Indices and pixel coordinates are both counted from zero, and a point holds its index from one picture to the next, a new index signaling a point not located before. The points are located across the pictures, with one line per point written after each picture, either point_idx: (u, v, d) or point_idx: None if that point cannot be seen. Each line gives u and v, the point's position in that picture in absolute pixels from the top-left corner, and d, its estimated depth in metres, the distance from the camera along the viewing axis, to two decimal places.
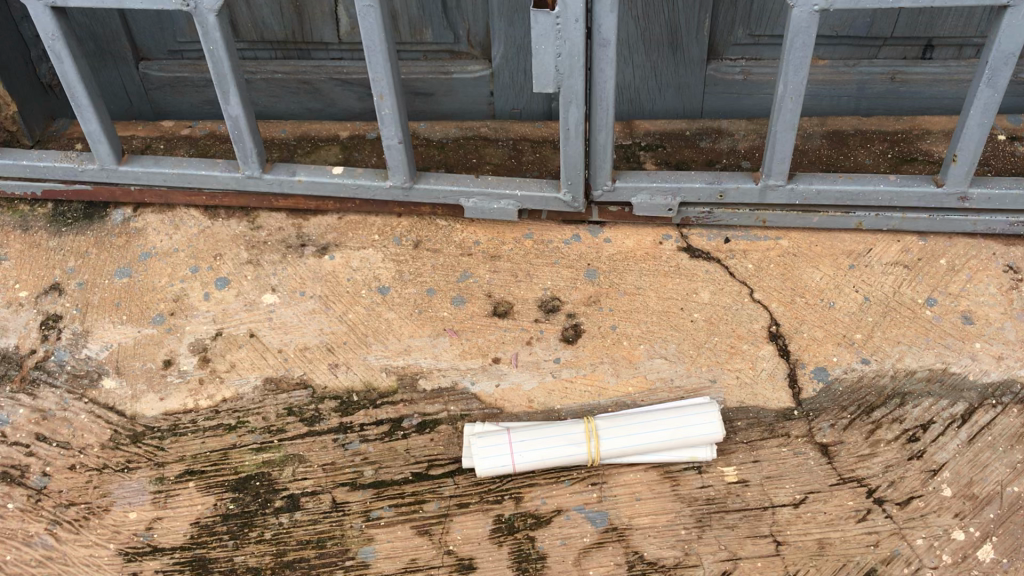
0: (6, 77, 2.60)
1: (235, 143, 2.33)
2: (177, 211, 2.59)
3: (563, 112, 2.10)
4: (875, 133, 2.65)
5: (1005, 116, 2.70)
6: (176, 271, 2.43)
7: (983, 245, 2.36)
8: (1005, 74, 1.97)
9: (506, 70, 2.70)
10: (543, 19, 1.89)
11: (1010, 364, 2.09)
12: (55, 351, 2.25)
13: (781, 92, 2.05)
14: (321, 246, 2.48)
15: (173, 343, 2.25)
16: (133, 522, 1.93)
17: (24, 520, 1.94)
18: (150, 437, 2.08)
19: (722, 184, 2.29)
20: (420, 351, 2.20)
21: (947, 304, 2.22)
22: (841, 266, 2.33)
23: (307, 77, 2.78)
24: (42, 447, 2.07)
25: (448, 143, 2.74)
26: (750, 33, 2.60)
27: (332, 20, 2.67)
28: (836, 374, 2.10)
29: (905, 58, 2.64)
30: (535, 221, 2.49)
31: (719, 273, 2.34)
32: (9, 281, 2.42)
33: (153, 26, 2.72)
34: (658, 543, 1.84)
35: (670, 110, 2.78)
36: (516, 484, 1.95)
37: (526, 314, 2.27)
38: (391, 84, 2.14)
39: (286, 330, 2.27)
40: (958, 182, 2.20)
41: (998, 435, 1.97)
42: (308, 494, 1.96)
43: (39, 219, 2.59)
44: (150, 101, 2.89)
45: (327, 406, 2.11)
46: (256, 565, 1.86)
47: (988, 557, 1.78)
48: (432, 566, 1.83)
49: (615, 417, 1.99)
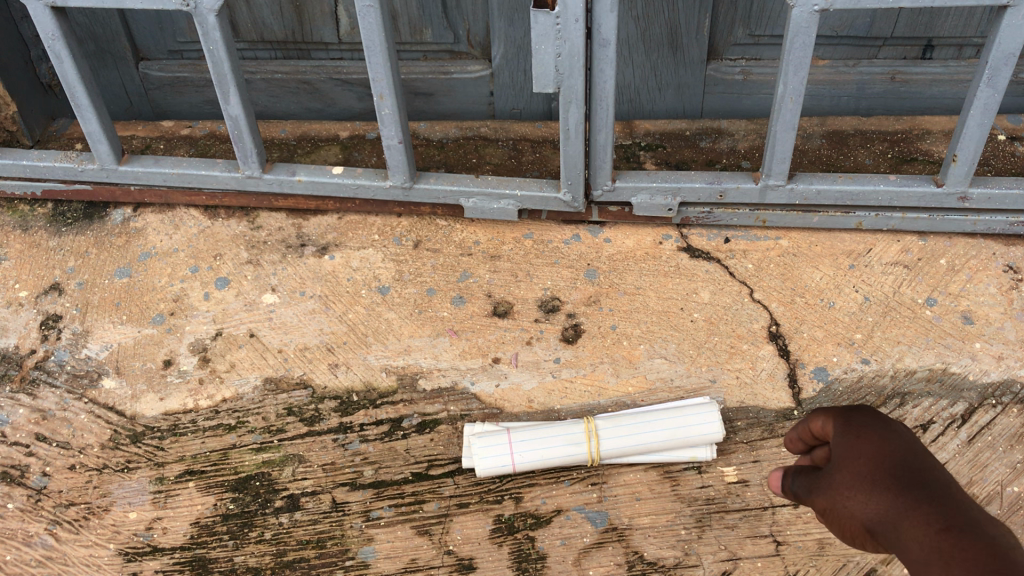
0: (6, 77, 2.59)
1: (234, 143, 2.34)
2: (177, 211, 2.60)
3: (563, 112, 2.10)
4: (875, 134, 2.65)
5: (1005, 115, 2.69)
6: (176, 271, 2.43)
7: (983, 245, 2.36)
8: (1005, 74, 1.97)
9: (507, 70, 2.70)
10: (542, 19, 1.89)
11: (1010, 364, 2.09)
12: (55, 351, 2.25)
13: (781, 92, 2.05)
14: (321, 246, 2.48)
15: (173, 343, 2.25)
16: (133, 523, 1.93)
17: (24, 520, 1.94)
18: (151, 437, 2.08)
19: (722, 184, 2.29)
20: (420, 351, 2.20)
21: (947, 304, 2.22)
22: (841, 266, 2.33)
23: (307, 77, 2.78)
24: (43, 446, 2.07)
25: (448, 143, 2.75)
26: (749, 33, 2.60)
27: (332, 20, 2.66)
28: (836, 374, 2.10)
29: (905, 58, 2.64)
30: (535, 221, 2.49)
31: (719, 273, 2.34)
32: (9, 281, 2.42)
33: (153, 26, 2.72)
34: (658, 543, 1.84)
35: (670, 110, 2.78)
36: (516, 484, 1.96)
37: (526, 314, 2.27)
38: (392, 84, 2.14)
39: (286, 330, 2.27)
40: (958, 182, 2.20)
41: (999, 435, 1.97)
42: (308, 494, 1.96)
43: (39, 219, 2.59)
44: (150, 101, 2.90)
45: (327, 406, 2.11)
46: (256, 565, 1.86)
47: None
48: (432, 566, 1.83)
49: (615, 417, 1.98)
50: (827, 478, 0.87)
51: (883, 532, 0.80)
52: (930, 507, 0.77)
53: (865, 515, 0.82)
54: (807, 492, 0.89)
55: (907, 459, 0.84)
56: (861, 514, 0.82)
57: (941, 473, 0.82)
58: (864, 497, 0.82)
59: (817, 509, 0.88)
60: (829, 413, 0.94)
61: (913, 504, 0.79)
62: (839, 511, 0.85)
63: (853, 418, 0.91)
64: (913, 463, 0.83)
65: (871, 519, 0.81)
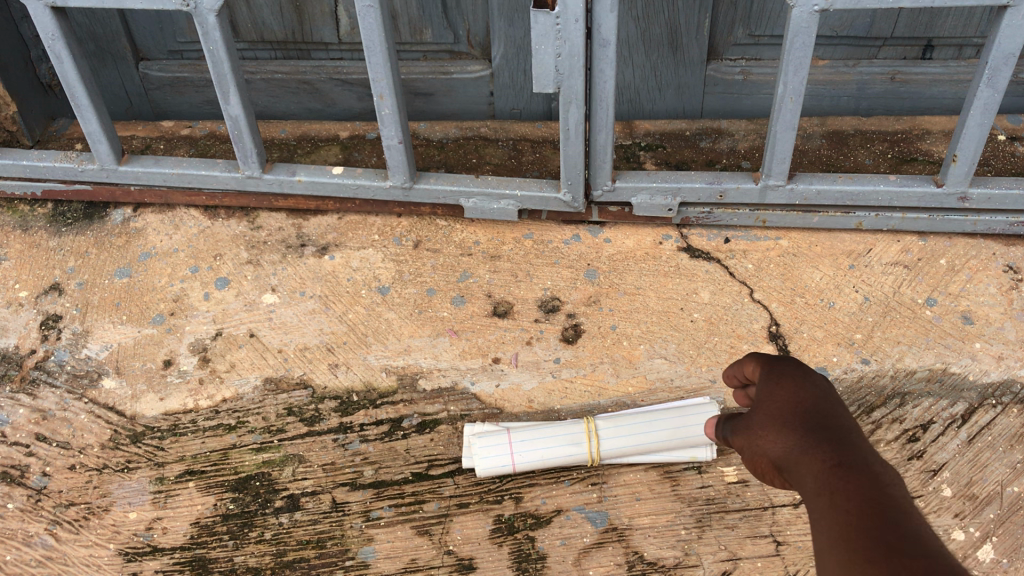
0: (6, 77, 2.59)
1: (235, 143, 2.34)
2: (177, 211, 2.60)
3: (563, 112, 2.10)
4: (875, 134, 2.65)
5: (1005, 115, 2.69)
6: (176, 271, 2.43)
7: (983, 245, 2.36)
8: (1005, 74, 1.97)
9: (507, 70, 2.70)
10: (542, 19, 1.89)
11: (1010, 364, 2.09)
12: (55, 351, 2.25)
13: (781, 92, 2.05)
14: (321, 246, 2.48)
15: (173, 343, 2.25)
16: (133, 523, 1.93)
17: (24, 520, 1.94)
18: (151, 437, 2.08)
19: (722, 184, 2.29)
20: (420, 351, 2.20)
21: (947, 304, 2.22)
22: (841, 266, 2.33)
23: (307, 77, 2.78)
24: (42, 446, 2.07)
25: (448, 143, 2.75)
26: (749, 33, 2.60)
27: (332, 20, 2.66)
28: (836, 374, 2.10)
29: (905, 58, 2.64)
30: (535, 221, 2.49)
31: (719, 273, 2.34)
32: (9, 281, 2.42)
33: (153, 26, 2.72)
34: (658, 543, 1.84)
35: (670, 110, 2.78)
36: (516, 484, 1.96)
37: (526, 314, 2.27)
38: (392, 84, 2.14)
39: (286, 330, 2.27)
40: (958, 182, 2.21)
41: (999, 435, 1.97)
42: (308, 494, 1.96)
43: (39, 219, 2.59)
44: (150, 101, 2.90)
45: (327, 406, 2.11)
46: (256, 565, 1.86)
47: (988, 557, 1.78)
48: (432, 566, 1.83)
49: (615, 417, 1.97)
50: (749, 421, 1.08)
51: (786, 466, 0.99)
52: (823, 444, 0.97)
53: (773, 452, 1.02)
54: (735, 432, 1.10)
55: (815, 407, 1.03)
56: (770, 451, 1.02)
57: (840, 419, 1.01)
58: (775, 437, 1.02)
59: (741, 446, 1.09)
60: (759, 362, 1.14)
61: (812, 444, 0.98)
62: (755, 447, 1.05)
63: (779, 369, 1.11)
64: (820, 412, 1.02)
65: (778, 456, 1.01)
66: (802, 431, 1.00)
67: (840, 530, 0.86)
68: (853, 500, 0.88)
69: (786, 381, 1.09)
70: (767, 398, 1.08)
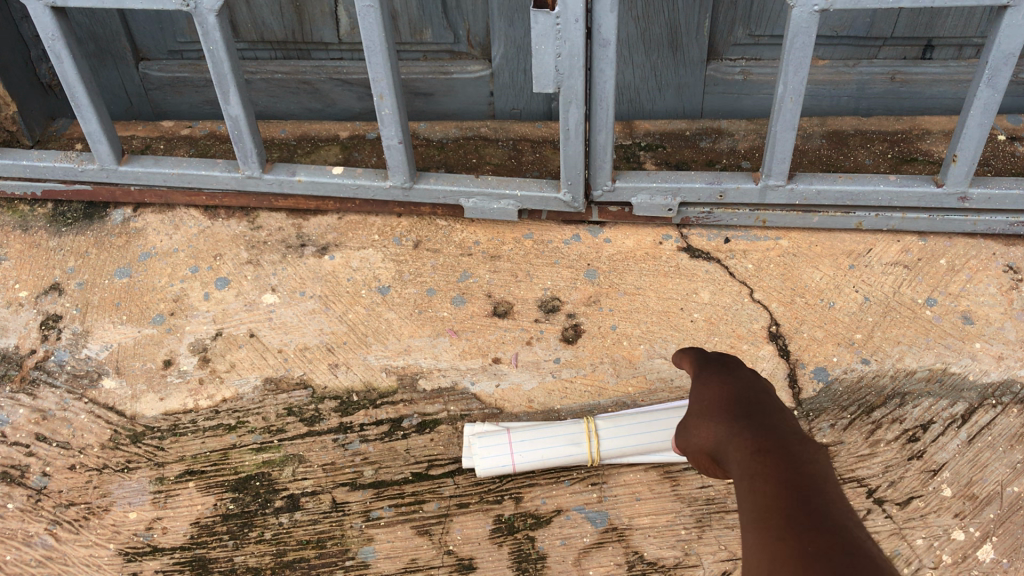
0: (6, 77, 2.59)
1: (235, 143, 2.34)
2: (177, 211, 2.60)
3: (563, 112, 2.10)
4: (875, 134, 2.65)
5: (1005, 115, 2.69)
6: (176, 271, 2.43)
7: (983, 245, 2.36)
8: (1005, 74, 1.97)
9: (507, 70, 2.70)
10: (542, 19, 1.89)
11: (1010, 364, 2.09)
12: (55, 351, 2.25)
13: (781, 92, 2.05)
14: (321, 246, 2.48)
15: (173, 343, 2.25)
16: (133, 523, 1.93)
17: (24, 520, 1.94)
18: (150, 437, 2.08)
19: (722, 184, 2.29)
20: (420, 351, 2.20)
21: (947, 304, 2.22)
22: (841, 266, 2.33)
23: (307, 77, 2.78)
24: (42, 446, 2.07)
25: (448, 143, 2.75)
26: (749, 33, 2.60)
27: (332, 20, 2.66)
28: (836, 374, 2.10)
29: (905, 58, 2.64)
30: (535, 221, 2.49)
31: (719, 273, 2.34)
32: (9, 281, 2.42)
33: (153, 26, 2.72)
34: (658, 543, 1.84)
35: (670, 110, 2.79)
36: (516, 484, 1.96)
37: (526, 314, 2.27)
38: (392, 84, 2.14)
39: (286, 330, 2.27)
40: (958, 182, 2.21)
41: (999, 435, 1.97)
42: (308, 494, 1.96)
43: (39, 219, 2.59)
44: (150, 101, 2.90)
45: (327, 406, 2.11)
46: (256, 565, 1.86)
47: (988, 557, 1.78)
48: (432, 566, 1.83)
49: (616, 417, 1.97)
50: (685, 421, 1.12)
51: (715, 452, 1.03)
52: (750, 428, 1.00)
53: (706, 443, 1.05)
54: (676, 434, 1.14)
55: (747, 400, 1.08)
56: (703, 440, 1.05)
57: (767, 405, 1.06)
58: (706, 429, 1.06)
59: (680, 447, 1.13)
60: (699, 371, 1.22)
61: (737, 429, 1.02)
62: (690, 442, 1.09)
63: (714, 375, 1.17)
64: (747, 402, 1.07)
65: (709, 444, 1.05)
66: (731, 420, 1.04)
67: (757, 498, 0.88)
68: (771, 475, 0.90)
69: (721, 381, 1.15)
70: (703, 395, 1.13)
